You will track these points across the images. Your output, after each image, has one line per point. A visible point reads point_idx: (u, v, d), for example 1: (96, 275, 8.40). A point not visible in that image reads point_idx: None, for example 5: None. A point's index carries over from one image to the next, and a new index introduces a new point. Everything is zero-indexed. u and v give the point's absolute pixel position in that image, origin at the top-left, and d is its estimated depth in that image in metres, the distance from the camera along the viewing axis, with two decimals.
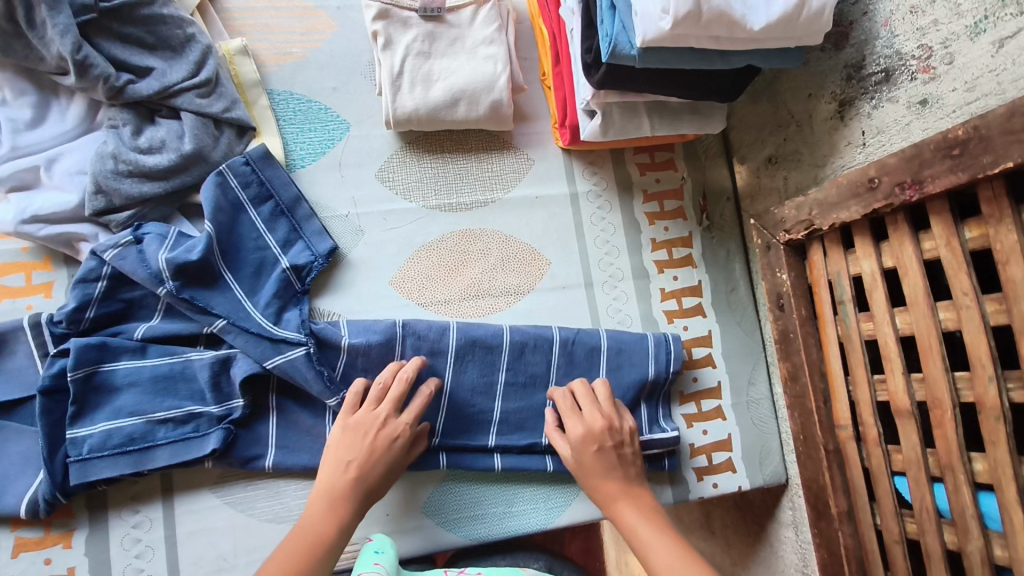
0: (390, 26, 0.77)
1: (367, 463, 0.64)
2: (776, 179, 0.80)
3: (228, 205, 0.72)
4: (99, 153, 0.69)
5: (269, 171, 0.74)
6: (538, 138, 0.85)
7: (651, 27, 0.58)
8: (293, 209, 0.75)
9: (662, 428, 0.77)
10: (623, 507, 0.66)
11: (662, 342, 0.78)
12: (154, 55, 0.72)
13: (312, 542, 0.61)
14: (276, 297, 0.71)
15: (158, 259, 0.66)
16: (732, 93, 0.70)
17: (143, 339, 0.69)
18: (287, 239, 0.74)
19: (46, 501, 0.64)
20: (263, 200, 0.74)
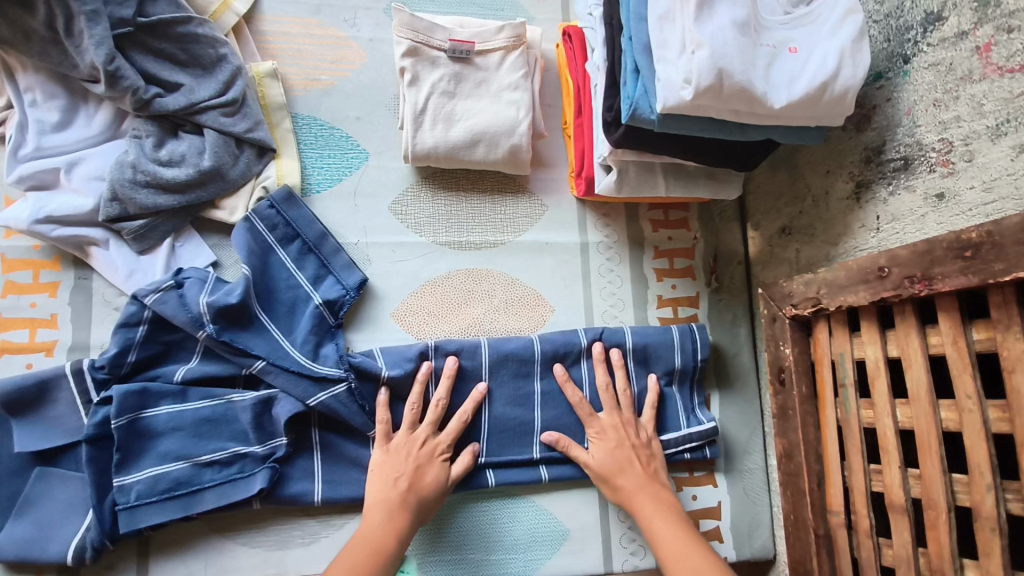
0: (418, 64, 0.78)
1: (415, 479, 0.69)
2: (788, 250, 0.80)
3: (260, 248, 0.73)
4: (119, 161, 0.70)
5: (293, 212, 0.75)
6: (554, 184, 0.85)
7: (672, 96, 0.58)
8: (320, 245, 0.76)
9: (699, 418, 0.81)
10: (641, 500, 0.71)
11: (689, 331, 0.81)
12: (185, 71, 0.73)
13: (373, 550, 0.64)
14: (312, 333, 0.73)
15: (198, 303, 0.69)
16: (749, 163, 0.70)
17: (183, 382, 0.70)
18: (319, 275, 0.76)
19: (94, 547, 0.66)
20: (291, 240, 0.75)
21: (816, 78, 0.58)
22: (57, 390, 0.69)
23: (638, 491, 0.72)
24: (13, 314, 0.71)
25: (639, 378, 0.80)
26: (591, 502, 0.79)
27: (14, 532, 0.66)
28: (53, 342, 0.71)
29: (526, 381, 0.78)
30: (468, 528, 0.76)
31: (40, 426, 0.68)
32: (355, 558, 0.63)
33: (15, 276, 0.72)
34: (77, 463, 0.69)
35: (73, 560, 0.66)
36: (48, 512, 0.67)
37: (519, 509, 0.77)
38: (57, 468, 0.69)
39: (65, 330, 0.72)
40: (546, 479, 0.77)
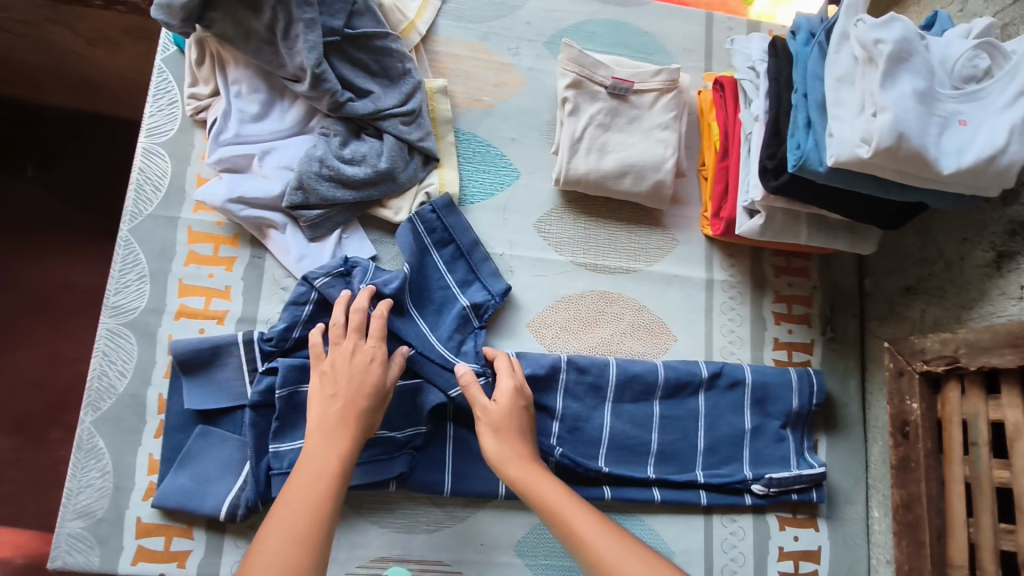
0: (579, 96, 0.84)
1: (351, 395, 0.67)
2: (912, 310, 0.82)
3: (417, 249, 0.79)
4: (308, 154, 0.77)
5: (452, 217, 0.81)
6: (686, 222, 0.89)
7: (846, 151, 0.62)
8: (472, 252, 0.81)
9: (809, 463, 0.83)
10: (539, 481, 0.68)
11: (806, 376, 0.85)
12: (374, 81, 0.80)
13: (319, 479, 0.61)
14: (456, 331, 0.78)
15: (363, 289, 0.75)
16: (895, 223, 0.74)
17: None
18: (467, 281, 0.81)
19: (246, 506, 0.71)
20: (445, 244, 0.80)
21: (987, 149, 0.61)
22: (227, 355, 0.74)
23: (532, 476, 0.68)
24: (194, 283, 0.78)
25: (754, 416, 0.84)
26: (696, 529, 0.82)
27: (174, 483, 0.72)
28: (225, 312, 0.78)
29: (648, 402, 0.82)
30: None
31: (210, 385, 0.74)
32: (297, 493, 0.60)
33: (197, 247, 0.78)
34: (235, 426, 0.75)
35: (225, 516, 0.71)
36: (206, 468, 0.72)
37: (630, 524, 0.81)
38: (218, 427, 0.74)
39: (236, 302, 0.78)
40: (657, 500, 0.81)
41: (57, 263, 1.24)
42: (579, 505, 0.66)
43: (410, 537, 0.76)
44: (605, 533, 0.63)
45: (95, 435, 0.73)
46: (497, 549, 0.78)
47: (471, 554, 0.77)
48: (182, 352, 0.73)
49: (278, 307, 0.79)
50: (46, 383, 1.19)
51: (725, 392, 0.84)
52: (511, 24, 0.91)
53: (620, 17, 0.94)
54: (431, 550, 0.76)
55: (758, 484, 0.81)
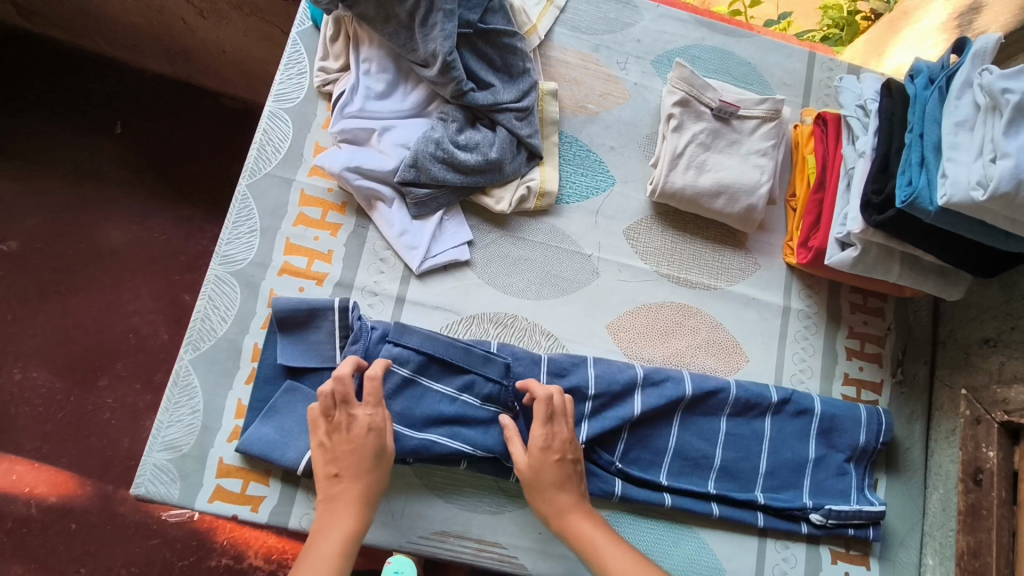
0: (685, 114, 0.87)
1: (357, 460, 0.65)
2: (990, 361, 0.83)
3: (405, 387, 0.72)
4: (426, 136, 0.81)
5: (408, 340, 0.72)
6: (769, 248, 0.91)
7: (959, 193, 0.64)
8: (450, 353, 0.73)
9: (870, 500, 0.82)
10: (582, 526, 0.67)
11: (875, 414, 0.83)
12: (496, 75, 0.84)
13: (324, 559, 0.60)
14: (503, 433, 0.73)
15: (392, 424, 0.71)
16: (989, 272, 0.75)
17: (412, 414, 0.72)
18: (463, 378, 0.73)
19: None
20: (426, 363, 0.73)
21: None
22: (322, 318, 0.75)
23: (575, 513, 0.68)
24: (300, 243, 0.81)
25: (819, 447, 0.82)
26: (749, 551, 0.81)
27: (258, 432, 0.72)
28: (325, 274, 0.81)
29: (717, 417, 0.81)
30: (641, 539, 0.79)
31: (304, 343, 0.75)
32: (312, 562, 0.60)
33: (307, 210, 0.82)
34: (320, 384, 0.75)
35: (303, 470, 0.71)
36: (289, 423, 0.73)
37: (685, 537, 0.80)
38: (304, 383, 0.75)
39: (336, 267, 0.81)
40: (715, 516, 0.79)
41: (132, 215, 1.27)
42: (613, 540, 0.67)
43: (472, 515, 0.76)
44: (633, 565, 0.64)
45: (191, 372, 0.76)
46: (553, 540, 0.77)
47: (525, 544, 0.77)
48: (283, 308, 0.74)
49: (373, 277, 0.81)
50: (101, 332, 1.21)
51: (792, 419, 0.82)
52: (622, 39, 0.95)
53: (725, 46, 0.97)
54: (489, 531, 0.76)
55: (818, 513, 0.80)
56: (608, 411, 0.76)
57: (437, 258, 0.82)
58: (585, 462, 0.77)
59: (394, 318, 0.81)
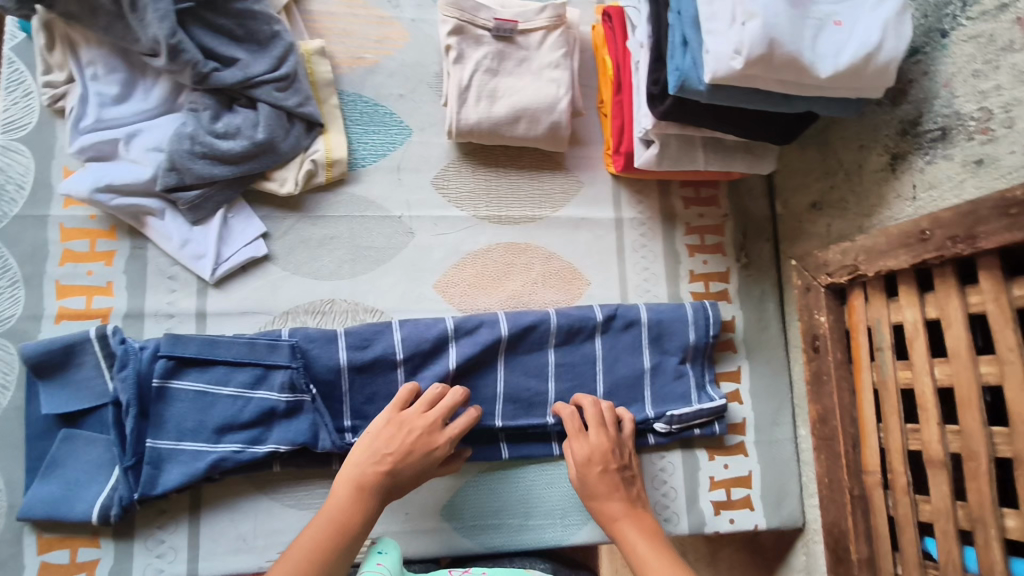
0: (463, 42, 0.80)
1: (401, 460, 0.67)
2: (819, 225, 0.82)
3: (194, 399, 0.70)
4: (178, 133, 0.72)
5: (183, 350, 0.70)
6: (589, 162, 0.87)
7: (722, 67, 0.59)
8: (233, 353, 0.72)
9: (710, 396, 0.82)
10: (630, 528, 0.69)
11: (701, 309, 0.83)
12: (240, 47, 0.74)
13: (335, 530, 0.63)
14: (310, 420, 0.73)
15: (190, 443, 0.70)
16: (786, 137, 0.73)
17: (214, 429, 0.70)
18: (254, 372, 0.72)
19: (121, 505, 0.68)
20: (209, 369, 0.71)
21: (862, 49, 0.59)
22: (82, 353, 0.69)
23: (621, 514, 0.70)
24: (71, 282, 0.73)
25: (652, 354, 0.82)
26: None
27: (44, 493, 0.67)
28: (109, 308, 0.73)
29: (543, 350, 0.80)
30: (505, 496, 0.79)
31: (69, 387, 0.69)
32: (319, 528, 0.63)
33: (72, 245, 0.74)
34: (101, 425, 0.70)
35: (98, 518, 0.67)
36: (75, 473, 0.68)
37: (554, 476, 0.80)
38: (84, 429, 0.70)
39: (121, 297, 0.74)
40: (557, 455, 0.79)
41: None
42: (649, 543, 0.67)
43: None
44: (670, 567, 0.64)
45: None
46: (423, 515, 0.77)
47: (389, 526, 0.76)
48: (35, 354, 0.68)
49: (166, 298, 0.74)
50: None
51: (621, 334, 0.82)
52: None
53: None
54: None
55: (660, 422, 0.80)
56: (424, 373, 0.76)
57: (230, 261, 0.75)
58: None
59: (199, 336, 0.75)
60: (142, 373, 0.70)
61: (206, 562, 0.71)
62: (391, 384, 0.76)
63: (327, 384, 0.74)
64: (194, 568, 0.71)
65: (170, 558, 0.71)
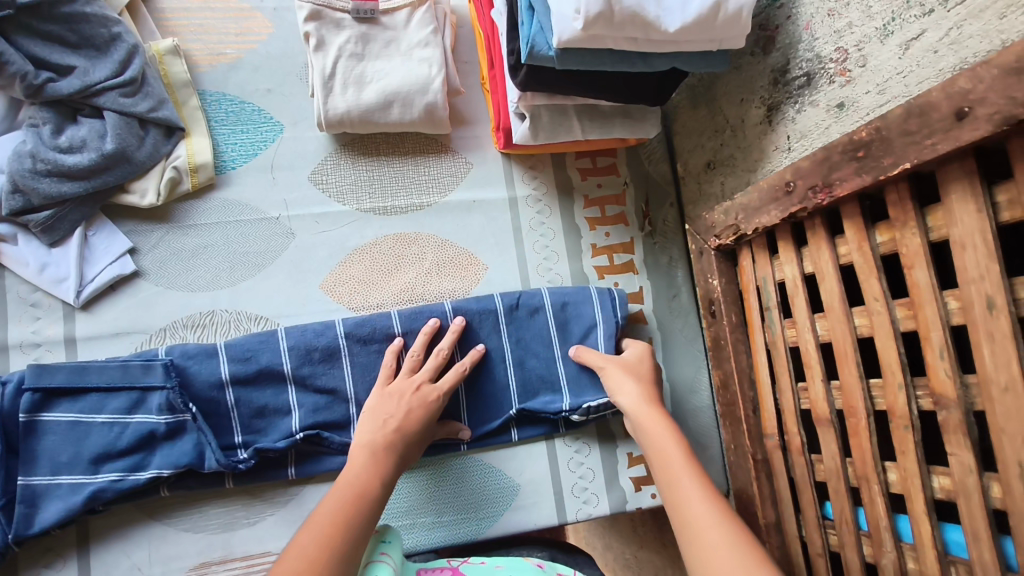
0: (322, 27, 0.76)
1: (405, 419, 0.66)
2: (715, 185, 0.79)
3: (67, 431, 0.66)
4: (16, 151, 0.67)
5: (48, 379, 0.65)
6: (477, 141, 0.84)
7: (566, 28, 0.56)
8: (103, 377, 0.67)
9: None
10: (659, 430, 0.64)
11: (607, 294, 0.79)
12: (78, 54, 0.71)
13: (357, 493, 0.58)
14: (196, 441, 0.68)
15: (65, 478, 0.65)
16: (660, 98, 0.70)
17: (91, 460, 0.66)
18: (130, 395, 0.68)
19: None
20: (80, 396, 0.67)
21: None
22: None
23: (650, 421, 0.65)
24: None
25: (561, 341, 0.78)
26: (539, 457, 0.79)
27: None
28: None
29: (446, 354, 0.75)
30: (412, 499, 0.75)
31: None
32: (340, 494, 0.58)
33: None
34: None
35: None
36: None
37: (466, 467, 0.77)
38: None
39: None
40: (466, 450, 0.76)
41: None
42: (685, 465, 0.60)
43: (227, 536, 0.71)
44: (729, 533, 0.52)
45: None
46: None
47: None
48: None
49: (29, 327, 0.71)
50: None
51: (527, 322, 0.78)
52: None
53: None
54: (254, 543, 0.71)
55: (576, 414, 0.75)
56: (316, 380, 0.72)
57: (96, 280, 0.71)
58: (320, 450, 0.72)
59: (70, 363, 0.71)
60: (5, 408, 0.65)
61: None
62: (281, 397, 0.71)
63: (209, 402, 0.69)
64: None
65: None
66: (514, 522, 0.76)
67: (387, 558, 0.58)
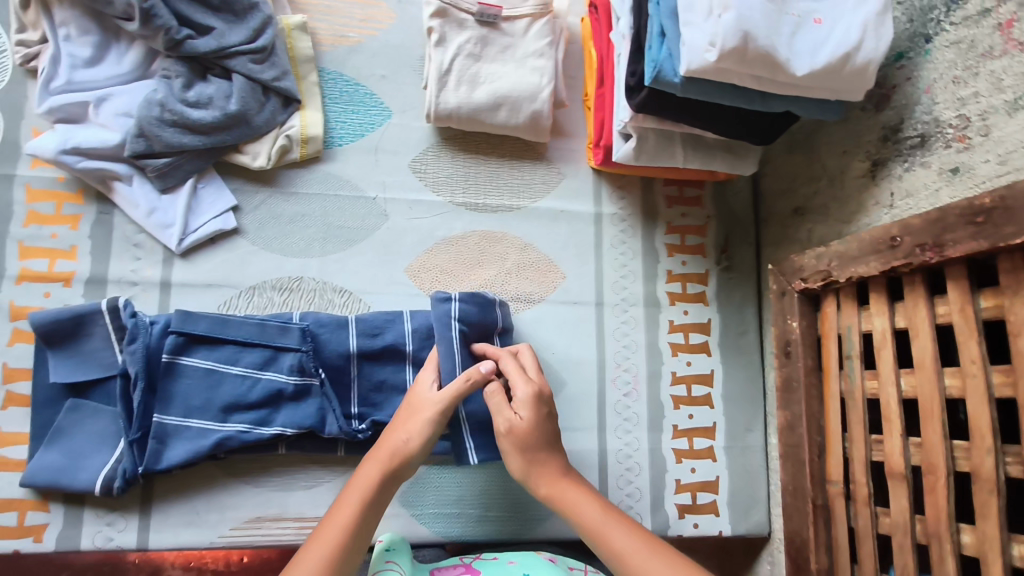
0: (446, 25, 0.79)
1: (401, 442, 0.62)
2: (801, 231, 0.80)
3: (201, 377, 0.69)
4: (148, 99, 0.71)
5: (192, 326, 0.69)
6: (572, 154, 0.86)
7: (696, 58, 0.58)
8: (245, 333, 0.70)
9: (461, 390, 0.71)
10: (573, 495, 0.61)
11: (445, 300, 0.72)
12: (217, 16, 0.74)
13: (345, 526, 0.57)
14: (318, 406, 0.71)
15: (197, 421, 0.69)
16: (766, 138, 0.72)
17: (221, 409, 0.69)
18: (265, 353, 0.71)
19: (121, 478, 0.67)
20: (219, 347, 0.70)
21: (839, 49, 0.58)
22: (92, 324, 0.69)
23: (568, 488, 0.62)
24: (34, 243, 0.72)
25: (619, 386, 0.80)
26: (589, 469, 0.79)
27: (44, 460, 0.67)
28: (71, 273, 0.72)
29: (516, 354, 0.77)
30: (460, 486, 0.76)
31: (77, 357, 0.69)
32: (329, 525, 0.58)
33: (37, 205, 0.73)
34: (108, 396, 0.70)
35: (101, 490, 0.67)
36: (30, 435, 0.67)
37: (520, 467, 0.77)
38: (90, 399, 0.70)
39: (84, 262, 0.73)
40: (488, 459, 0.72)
41: None
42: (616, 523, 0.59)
43: (285, 496, 0.72)
44: (640, 548, 0.57)
45: None
46: None
47: None
48: (42, 324, 0.68)
49: (130, 265, 0.74)
50: None
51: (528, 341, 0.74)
52: None
53: None
54: (309, 506, 0.72)
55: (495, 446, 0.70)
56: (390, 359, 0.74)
57: (198, 231, 0.74)
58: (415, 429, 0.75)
59: (161, 307, 0.74)
60: (154, 346, 0.69)
61: (155, 535, 0.70)
62: (355, 370, 0.73)
63: (336, 369, 0.72)
64: (144, 540, 0.69)
65: (119, 528, 0.69)
66: (558, 528, 0.77)
67: (396, 566, 0.62)
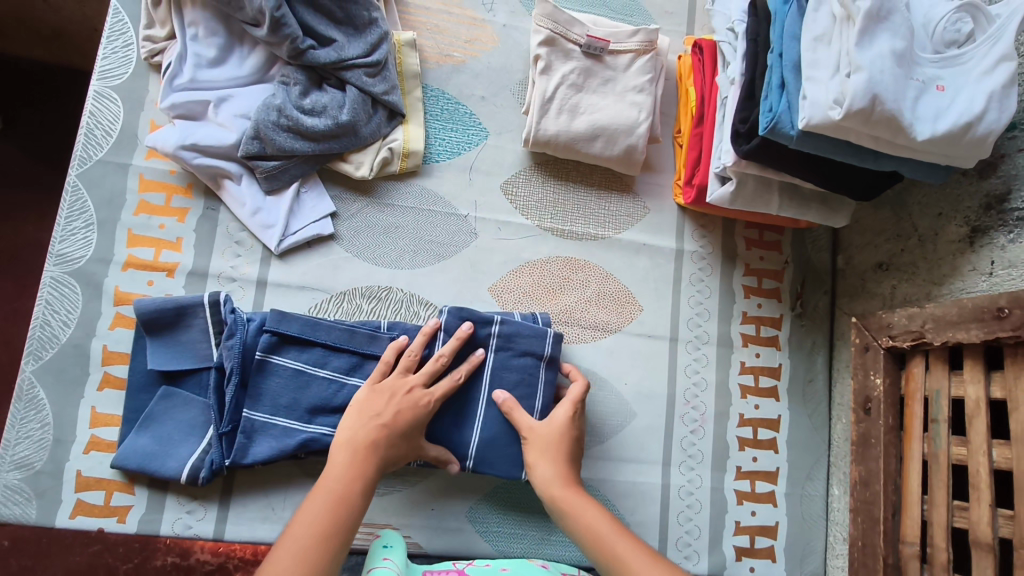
0: (553, 54, 0.81)
1: (397, 420, 0.63)
2: (883, 285, 0.81)
3: (290, 378, 0.70)
4: (266, 103, 0.73)
5: (286, 327, 0.69)
6: (659, 189, 0.87)
7: (818, 114, 0.60)
8: (335, 338, 0.71)
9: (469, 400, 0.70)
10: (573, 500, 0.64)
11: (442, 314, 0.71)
12: (338, 29, 0.77)
13: (337, 500, 0.57)
14: None
15: (283, 420, 0.69)
16: (866, 194, 0.73)
17: (308, 410, 0.70)
18: (352, 359, 0.72)
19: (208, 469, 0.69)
20: (309, 348, 0.71)
21: (961, 118, 0.59)
22: (192, 316, 0.71)
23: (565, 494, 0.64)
24: (143, 232, 0.75)
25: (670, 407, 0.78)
26: (653, 502, 0.80)
27: (135, 444, 0.69)
28: (176, 264, 0.75)
29: None
30: (524, 507, 0.78)
31: (174, 346, 0.71)
32: (318, 497, 0.57)
33: (149, 196, 0.75)
34: (200, 387, 0.71)
35: (186, 478, 0.69)
36: None
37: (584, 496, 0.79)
38: (182, 388, 0.71)
39: (188, 254, 0.75)
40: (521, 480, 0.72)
41: None
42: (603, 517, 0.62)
43: None
44: (620, 536, 0.60)
45: (35, 385, 0.71)
46: (447, 514, 0.76)
47: (417, 519, 0.75)
48: (145, 311, 0.70)
49: (230, 262, 0.76)
50: None
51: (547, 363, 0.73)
52: None
53: None
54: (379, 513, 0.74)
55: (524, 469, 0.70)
56: None
57: (297, 234, 0.76)
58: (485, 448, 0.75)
59: (256, 303, 0.76)
60: (247, 342, 0.70)
61: (231, 526, 0.71)
62: None
63: None
64: (221, 531, 0.71)
65: (199, 517, 0.71)
66: None
67: (389, 563, 0.62)
